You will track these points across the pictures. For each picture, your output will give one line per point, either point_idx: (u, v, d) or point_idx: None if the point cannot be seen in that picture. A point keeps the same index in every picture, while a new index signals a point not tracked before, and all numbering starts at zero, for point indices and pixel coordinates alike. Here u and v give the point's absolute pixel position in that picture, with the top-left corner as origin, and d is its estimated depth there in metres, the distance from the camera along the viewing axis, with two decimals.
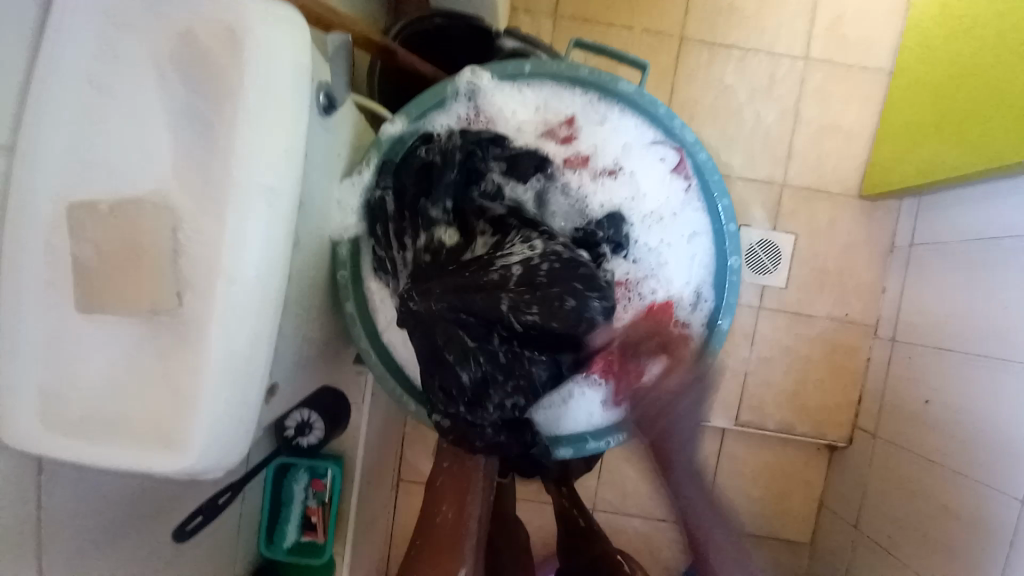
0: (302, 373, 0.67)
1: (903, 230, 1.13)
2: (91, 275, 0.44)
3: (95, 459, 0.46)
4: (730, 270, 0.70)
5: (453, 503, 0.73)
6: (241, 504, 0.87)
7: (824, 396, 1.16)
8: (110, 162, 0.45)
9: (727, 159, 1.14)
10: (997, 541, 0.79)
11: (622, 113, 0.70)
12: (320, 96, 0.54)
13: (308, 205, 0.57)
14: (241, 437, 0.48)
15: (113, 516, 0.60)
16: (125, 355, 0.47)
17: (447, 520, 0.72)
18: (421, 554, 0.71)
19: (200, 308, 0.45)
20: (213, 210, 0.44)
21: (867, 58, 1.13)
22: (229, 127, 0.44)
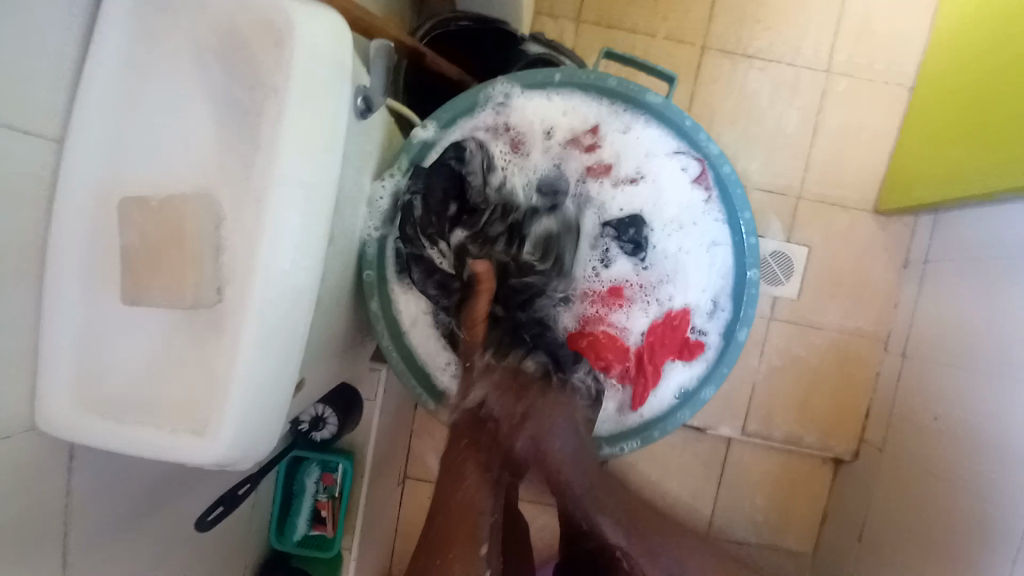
0: (323, 370, 0.67)
1: (918, 245, 1.13)
2: (134, 265, 0.45)
3: (128, 445, 0.46)
4: (749, 282, 0.69)
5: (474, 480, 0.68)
6: (255, 495, 0.90)
7: (832, 407, 1.16)
8: (156, 159, 0.47)
9: (745, 166, 1.15)
10: (1000, 556, 0.79)
11: (647, 123, 0.70)
12: (359, 99, 0.55)
13: (340, 204, 0.58)
14: (268, 430, 0.49)
15: (134, 497, 0.61)
16: (161, 342, 0.48)
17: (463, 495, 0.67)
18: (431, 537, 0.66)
19: (236, 301, 0.45)
20: (253, 205, 0.45)
21: (891, 70, 1.13)
22: (271, 126, 0.45)
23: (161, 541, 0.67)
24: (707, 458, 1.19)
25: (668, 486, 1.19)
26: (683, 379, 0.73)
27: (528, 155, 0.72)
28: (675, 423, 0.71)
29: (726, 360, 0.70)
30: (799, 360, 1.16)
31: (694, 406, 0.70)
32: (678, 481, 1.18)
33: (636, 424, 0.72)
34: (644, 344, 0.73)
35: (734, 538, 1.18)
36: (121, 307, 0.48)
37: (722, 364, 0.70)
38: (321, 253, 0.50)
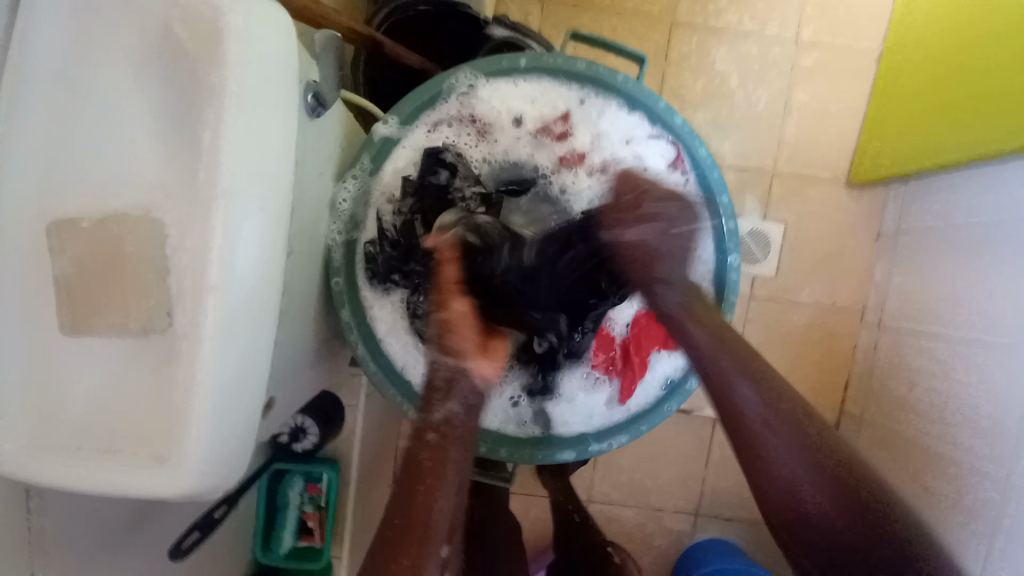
0: (296, 384, 0.64)
1: (891, 216, 1.14)
2: (76, 293, 0.42)
3: (79, 485, 0.43)
4: (728, 267, 0.69)
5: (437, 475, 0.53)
6: (236, 514, 0.86)
7: (814, 381, 1.18)
8: (89, 171, 0.43)
9: (719, 146, 1.14)
10: (983, 519, 0.81)
11: (619, 108, 0.68)
12: (309, 95, 0.51)
13: (298, 210, 0.54)
14: (237, 457, 0.47)
15: (97, 534, 0.57)
16: (111, 373, 0.44)
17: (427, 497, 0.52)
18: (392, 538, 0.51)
19: (183, 325, 0.42)
20: (196, 218, 0.41)
21: (860, 43, 1.13)
22: (209, 131, 0.41)
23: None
24: (694, 439, 1.19)
25: (658, 469, 1.19)
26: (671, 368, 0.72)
27: (496, 145, 0.70)
28: (663, 414, 0.70)
29: None
30: (780, 337, 1.17)
31: (680, 397, 0.70)
32: (668, 463, 1.19)
33: (624, 419, 0.71)
34: (629, 337, 0.73)
35: (722, 514, 1.20)
36: (59, 340, 0.43)
37: None
38: (279, 264, 0.48)
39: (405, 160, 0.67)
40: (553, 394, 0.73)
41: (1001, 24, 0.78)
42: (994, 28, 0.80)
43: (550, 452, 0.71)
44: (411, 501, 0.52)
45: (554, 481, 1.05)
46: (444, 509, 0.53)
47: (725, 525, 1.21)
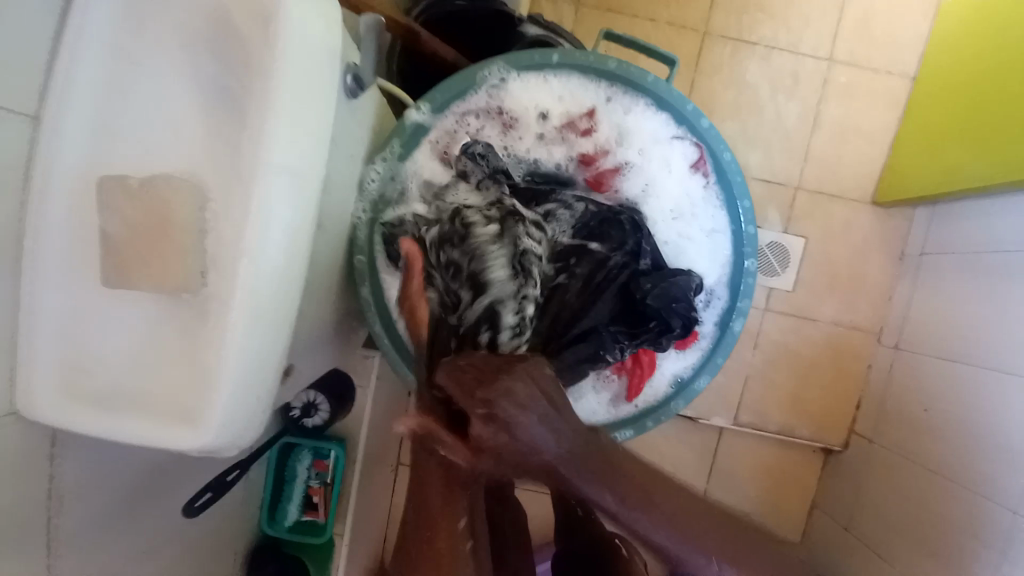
0: (313, 357, 0.66)
1: (915, 237, 1.12)
2: (117, 250, 0.44)
3: (109, 433, 0.45)
4: (745, 272, 0.69)
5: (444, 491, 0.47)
6: (246, 481, 0.89)
7: (825, 399, 1.17)
8: (139, 138, 0.45)
9: (744, 156, 1.13)
10: (989, 548, 0.80)
11: (646, 108, 0.69)
12: (349, 77, 0.53)
13: (329, 188, 0.56)
14: (258, 418, 0.49)
15: (118, 487, 0.60)
16: (146, 328, 0.47)
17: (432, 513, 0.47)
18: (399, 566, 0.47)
19: (220, 288, 0.44)
20: (238, 185, 0.43)
21: (896, 61, 1.11)
22: (257, 103, 0.43)
23: (147, 529, 0.66)
24: (699, 447, 1.19)
25: None
26: (679, 367, 0.73)
27: (519, 139, 0.71)
28: (670, 411, 0.71)
29: (720, 350, 0.70)
30: (793, 352, 1.16)
31: (687, 395, 0.71)
32: (671, 469, 1.19)
33: (630, 414, 0.72)
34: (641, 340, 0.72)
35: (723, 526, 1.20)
36: (101, 293, 0.46)
37: (717, 354, 0.70)
38: (306, 239, 0.49)
39: (434, 148, 0.69)
40: None
41: None
42: None
43: None
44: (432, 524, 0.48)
45: None
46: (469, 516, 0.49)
47: None
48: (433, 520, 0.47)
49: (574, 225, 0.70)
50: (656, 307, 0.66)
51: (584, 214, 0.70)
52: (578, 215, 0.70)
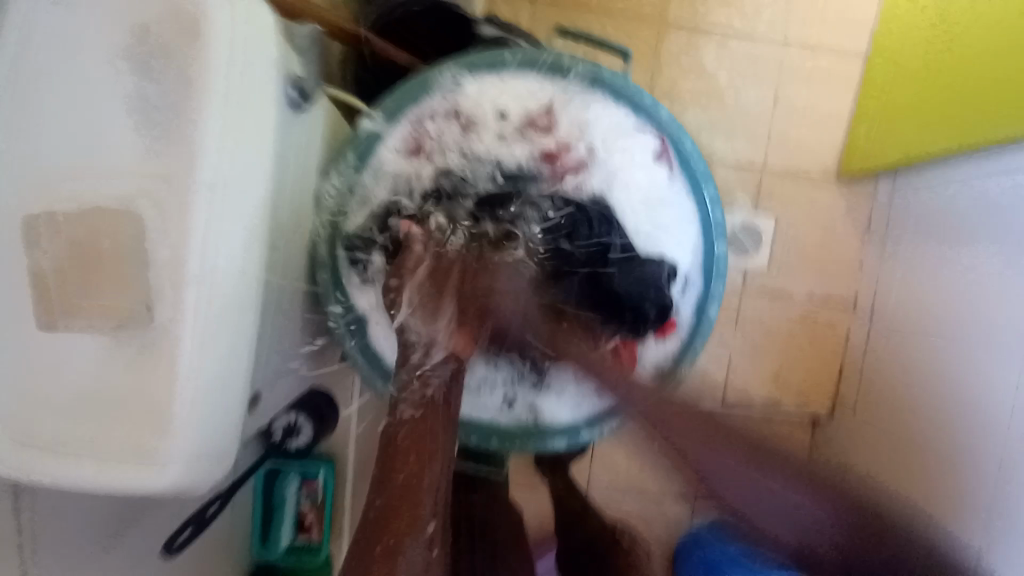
0: (283, 380, 0.64)
1: (881, 207, 1.14)
2: (53, 289, 0.41)
3: (66, 481, 0.43)
4: (716, 258, 0.70)
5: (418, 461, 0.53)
6: (231, 511, 0.86)
7: (807, 373, 1.19)
8: (66, 168, 0.42)
9: (709, 141, 1.14)
10: (971, 508, 0.81)
11: (604, 100, 0.68)
12: (291, 89, 0.51)
13: (282, 203, 0.54)
14: (224, 451, 0.47)
15: (89, 533, 0.57)
16: (90, 370, 0.43)
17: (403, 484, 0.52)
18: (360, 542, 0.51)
19: (167, 320, 0.42)
20: (179, 211, 0.41)
21: (849, 36, 1.13)
22: (194, 125, 0.41)
23: (126, 574, 0.63)
24: None
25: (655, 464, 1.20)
26: (659, 357, 0.72)
27: (479, 140, 0.69)
28: None
29: (698, 336, 0.71)
30: (772, 330, 1.18)
31: (670, 385, 0.71)
32: None
33: None
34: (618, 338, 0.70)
35: None
36: (39, 338, 0.43)
37: (695, 342, 0.71)
38: (260, 261, 0.47)
39: (390, 156, 0.67)
40: (541, 388, 0.73)
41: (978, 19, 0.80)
42: (973, 22, 0.81)
43: (541, 441, 0.72)
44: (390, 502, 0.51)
45: (552, 473, 1.04)
46: (427, 493, 0.52)
47: None
48: (394, 505, 0.51)
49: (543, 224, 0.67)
50: (629, 292, 0.67)
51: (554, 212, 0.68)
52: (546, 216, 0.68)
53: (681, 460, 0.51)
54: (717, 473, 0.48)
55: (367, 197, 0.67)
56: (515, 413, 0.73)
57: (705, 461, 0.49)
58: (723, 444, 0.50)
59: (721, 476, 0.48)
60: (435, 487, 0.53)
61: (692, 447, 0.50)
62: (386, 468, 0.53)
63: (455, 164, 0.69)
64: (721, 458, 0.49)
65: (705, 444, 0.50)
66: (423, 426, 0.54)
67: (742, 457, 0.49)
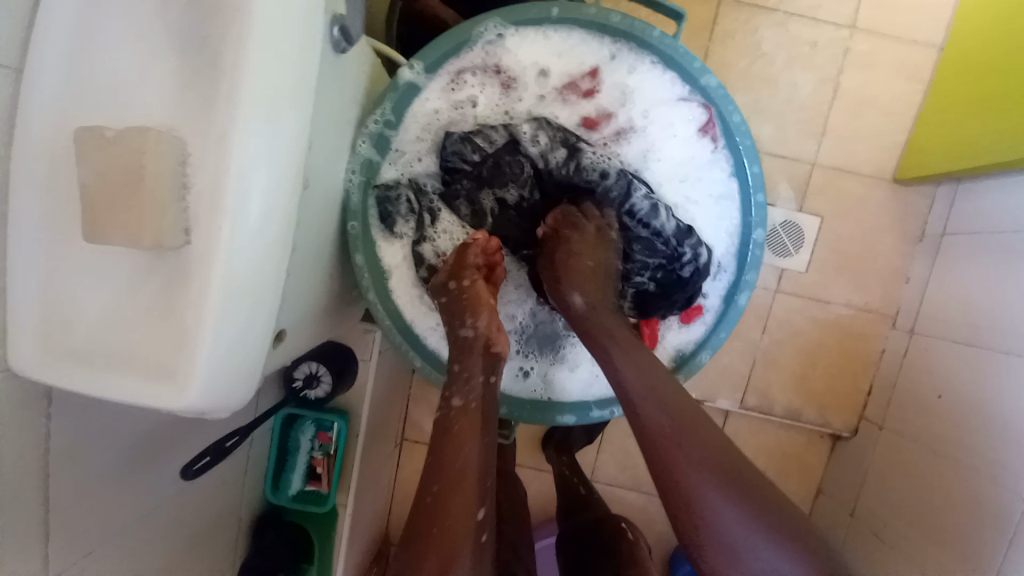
0: (306, 327, 0.65)
1: (937, 216, 1.07)
2: (95, 203, 0.43)
3: (99, 392, 0.45)
4: (753, 242, 0.66)
5: (462, 440, 0.56)
6: (250, 450, 0.90)
7: (835, 384, 1.14)
8: (118, 91, 0.44)
9: (758, 130, 1.09)
10: (999, 534, 0.78)
11: (651, 66, 0.65)
12: (335, 30, 0.51)
13: (317, 146, 0.55)
14: (244, 382, 0.48)
15: (114, 448, 0.60)
16: (130, 285, 0.46)
17: (456, 462, 0.54)
18: (418, 521, 0.53)
19: (202, 243, 0.43)
20: (218, 139, 0.42)
21: (924, 28, 1.05)
22: (235, 51, 0.41)
23: (144, 493, 0.67)
24: None
25: None
26: (682, 341, 0.71)
27: (519, 100, 0.68)
28: None
29: (724, 324, 0.68)
30: (802, 335, 1.13)
31: (689, 369, 0.69)
32: None
33: None
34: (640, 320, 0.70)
35: None
36: (88, 250, 0.45)
37: (721, 328, 0.68)
38: (292, 200, 0.48)
39: (429, 110, 0.67)
40: (555, 358, 0.73)
41: None
42: None
43: (550, 414, 0.71)
44: (437, 509, 0.53)
45: (558, 457, 1.07)
46: (478, 479, 0.54)
47: None
48: (445, 479, 0.54)
49: (609, 177, 0.68)
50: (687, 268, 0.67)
51: (617, 176, 0.67)
52: (608, 169, 0.68)
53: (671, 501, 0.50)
54: (727, 523, 0.47)
55: (403, 146, 0.67)
56: (528, 383, 0.73)
57: (706, 497, 0.48)
58: (753, 502, 0.47)
59: (736, 531, 0.46)
60: (483, 496, 0.54)
61: (699, 486, 0.48)
62: (434, 479, 0.54)
63: (492, 118, 0.68)
64: (731, 505, 0.47)
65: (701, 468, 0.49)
66: (467, 418, 0.57)
67: (753, 512, 0.47)
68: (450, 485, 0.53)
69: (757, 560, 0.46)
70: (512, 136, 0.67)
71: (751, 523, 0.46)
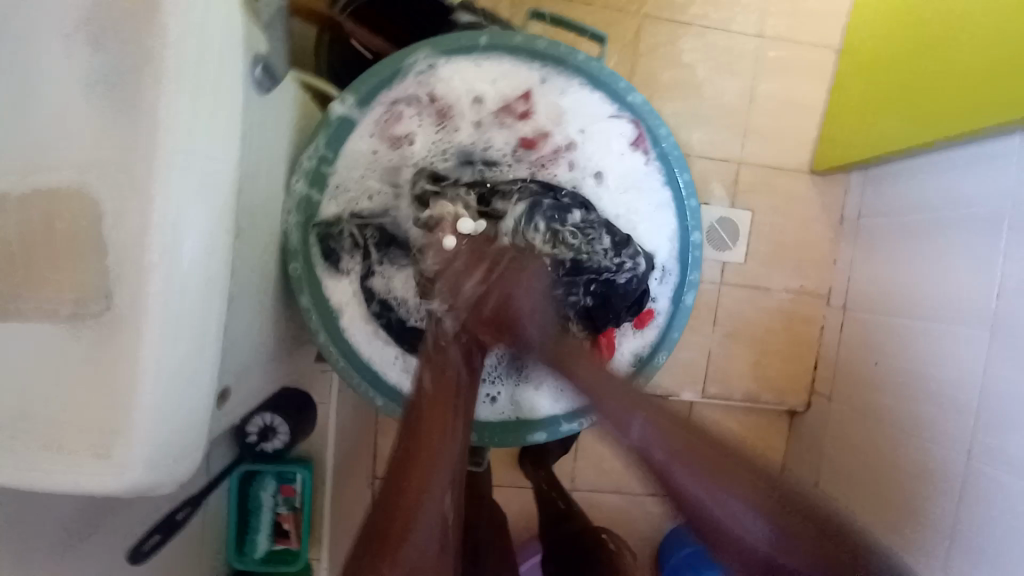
0: (254, 377, 0.61)
1: (853, 200, 1.17)
2: (1, 275, 0.39)
3: (16, 483, 0.40)
4: (692, 245, 0.70)
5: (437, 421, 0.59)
6: (205, 515, 0.83)
7: (785, 365, 1.20)
8: (13, 151, 0.40)
9: (688, 134, 1.15)
10: (948, 487, 0.85)
11: (581, 86, 0.68)
12: (257, 70, 0.49)
13: (247, 189, 0.52)
14: (193, 447, 0.45)
15: (43, 542, 0.54)
16: (46, 361, 0.42)
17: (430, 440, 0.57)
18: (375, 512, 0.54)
19: (127, 305, 0.40)
20: (136, 194, 0.39)
21: (821, 33, 1.15)
22: (148, 100, 0.39)
23: None
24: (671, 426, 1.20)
25: None
26: (638, 346, 0.72)
27: (455, 129, 0.68)
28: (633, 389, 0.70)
29: (675, 325, 0.71)
30: (750, 322, 1.19)
31: (648, 372, 0.71)
32: None
33: None
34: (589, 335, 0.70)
35: None
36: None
37: (672, 329, 0.71)
38: (224, 250, 0.45)
39: (364, 145, 0.66)
40: (520, 379, 0.73)
41: (948, 20, 0.84)
42: (942, 23, 0.85)
43: (521, 434, 0.71)
44: (397, 500, 0.54)
45: (536, 472, 1.05)
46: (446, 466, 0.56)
47: None
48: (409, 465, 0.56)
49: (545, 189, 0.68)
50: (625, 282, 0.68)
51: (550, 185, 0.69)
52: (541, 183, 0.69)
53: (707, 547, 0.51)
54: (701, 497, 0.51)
55: (345, 183, 0.66)
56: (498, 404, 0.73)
57: (684, 485, 0.52)
58: (725, 476, 0.52)
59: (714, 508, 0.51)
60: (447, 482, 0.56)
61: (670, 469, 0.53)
62: (399, 473, 0.55)
63: (432, 149, 0.68)
64: (702, 482, 0.52)
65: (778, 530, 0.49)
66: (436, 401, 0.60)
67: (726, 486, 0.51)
68: (417, 475, 0.55)
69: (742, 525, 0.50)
70: (450, 161, 0.69)
71: (751, 505, 0.50)
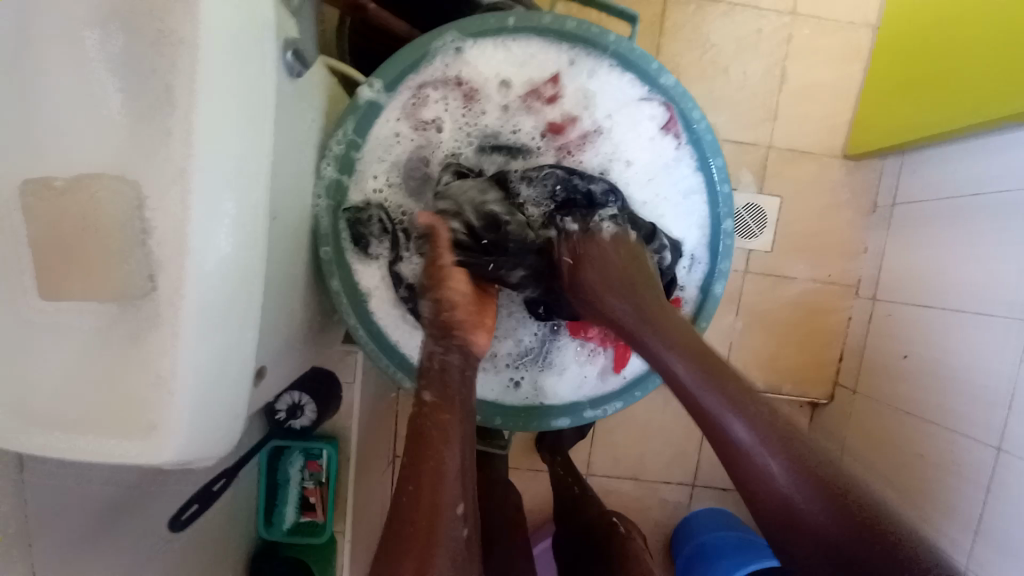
0: (285, 358, 0.63)
1: (886, 187, 1.12)
2: (46, 256, 0.41)
3: (60, 454, 0.42)
4: (723, 233, 0.69)
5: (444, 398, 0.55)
6: (236, 487, 0.86)
7: (808, 356, 1.18)
8: (59, 137, 0.41)
9: (714, 118, 1.12)
10: (975, 482, 0.83)
11: (610, 68, 0.67)
12: (288, 54, 0.50)
13: (279, 173, 0.53)
14: (228, 426, 0.47)
15: (89, 508, 0.57)
16: (92, 339, 0.44)
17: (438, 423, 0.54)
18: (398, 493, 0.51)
19: (166, 288, 0.41)
20: (175, 180, 0.40)
21: (859, 10, 1.10)
22: (185, 85, 0.40)
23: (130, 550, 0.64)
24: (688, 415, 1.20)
25: (653, 445, 1.21)
26: None
27: (481, 113, 0.68)
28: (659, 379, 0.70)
29: (704, 314, 0.70)
30: (774, 311, 1.17)
31: None
32: (662, 437, 1.20)
33: (618, 387, 0.72)
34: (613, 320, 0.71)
35: (719, 486, 1.22)
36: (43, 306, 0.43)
37: (700, 318, 0.70)
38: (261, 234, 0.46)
39: (391, 130, 0.66)
40: (544, 365, 0.73)
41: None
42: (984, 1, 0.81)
43: (545, 420, 0.71)
44: (413, 477, 0.51)
45: (553, 457, 1.07)
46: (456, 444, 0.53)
47: (719, 497, 1.22)
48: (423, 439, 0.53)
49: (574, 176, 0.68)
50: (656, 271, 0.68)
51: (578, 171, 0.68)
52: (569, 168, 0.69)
53: (742, 478, 0.47)
54: (730, 424, 0.48)
55: (371, 169, 0.67)
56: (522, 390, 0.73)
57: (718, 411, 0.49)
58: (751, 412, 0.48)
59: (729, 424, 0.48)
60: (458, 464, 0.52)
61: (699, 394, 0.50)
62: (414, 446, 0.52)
63: (458, 134, 0.68)
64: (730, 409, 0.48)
65: (810, 482, 0.44)
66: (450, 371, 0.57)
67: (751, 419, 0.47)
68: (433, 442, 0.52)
69: (749, 448, 0.46)
70: (476, 145, 0.69)
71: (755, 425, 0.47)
